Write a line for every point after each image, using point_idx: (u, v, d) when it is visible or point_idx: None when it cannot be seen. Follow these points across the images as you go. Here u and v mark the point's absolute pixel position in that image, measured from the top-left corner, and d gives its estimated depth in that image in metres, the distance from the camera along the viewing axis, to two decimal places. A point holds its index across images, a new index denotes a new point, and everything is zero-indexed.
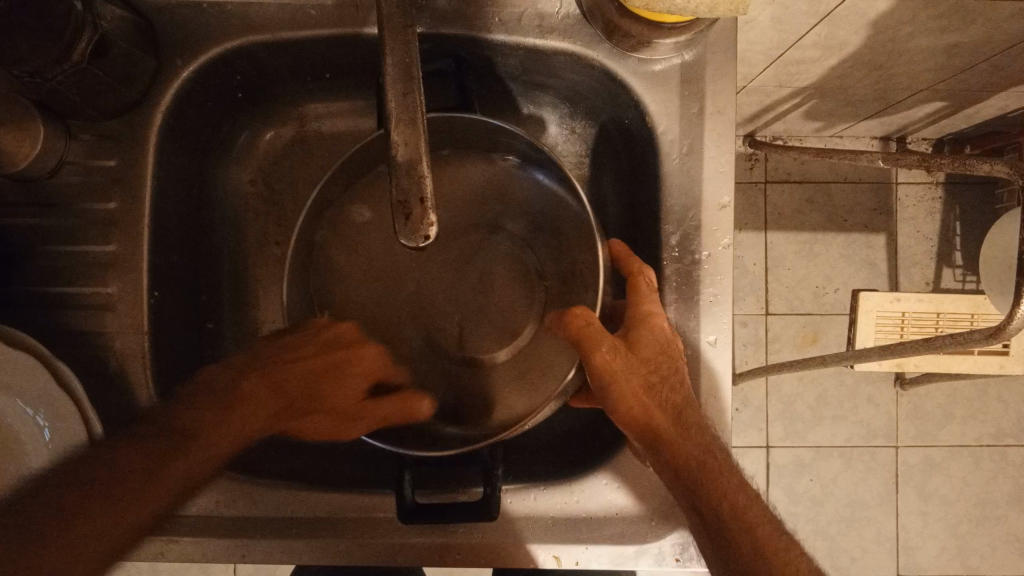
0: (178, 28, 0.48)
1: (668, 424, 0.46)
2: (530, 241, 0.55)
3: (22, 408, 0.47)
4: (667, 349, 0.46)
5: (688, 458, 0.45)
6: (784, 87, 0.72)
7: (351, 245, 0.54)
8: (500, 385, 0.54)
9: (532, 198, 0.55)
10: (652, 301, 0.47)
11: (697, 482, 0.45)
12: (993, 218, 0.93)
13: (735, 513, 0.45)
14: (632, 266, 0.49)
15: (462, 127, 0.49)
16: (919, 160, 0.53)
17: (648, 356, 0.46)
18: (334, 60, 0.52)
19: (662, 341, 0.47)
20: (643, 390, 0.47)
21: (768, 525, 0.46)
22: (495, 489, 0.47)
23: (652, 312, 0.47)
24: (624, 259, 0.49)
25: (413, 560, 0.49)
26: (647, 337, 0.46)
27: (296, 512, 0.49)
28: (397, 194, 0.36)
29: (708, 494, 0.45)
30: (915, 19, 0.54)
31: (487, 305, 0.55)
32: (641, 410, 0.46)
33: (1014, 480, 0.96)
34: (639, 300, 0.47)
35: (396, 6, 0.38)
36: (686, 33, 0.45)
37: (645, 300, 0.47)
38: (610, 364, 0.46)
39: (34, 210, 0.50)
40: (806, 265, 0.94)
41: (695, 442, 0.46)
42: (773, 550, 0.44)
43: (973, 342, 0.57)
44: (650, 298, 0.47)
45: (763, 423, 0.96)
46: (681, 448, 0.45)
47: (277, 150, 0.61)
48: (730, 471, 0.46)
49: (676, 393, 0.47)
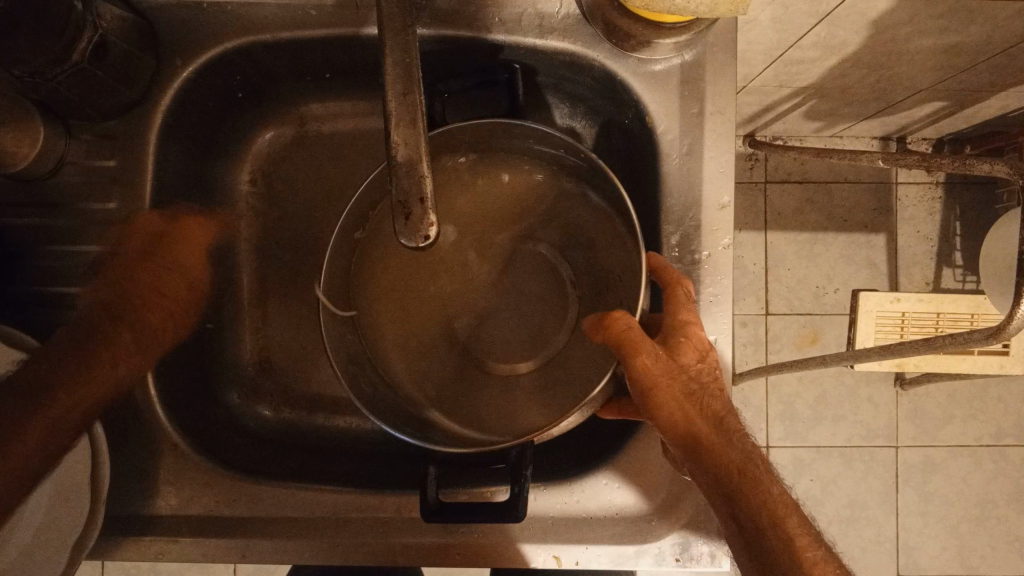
0: (177, 29, 0.48)
1: (708, 430, 0.45)
2: (565, 252, 0.54)
3: None
4: (704, 358, 0.46)
5: (728, 468, 0.44)
6: (784, 87, 0.72)
7: (378, 255, 0.54)
8: (529, 394, 0.53)
9: (558, 207, 0.54)
10: (690, 310, 0.47)
11: (739, 488, 0.43)
12: (993, 218, 0.93)
13: (774, 520, 0.43)
14: (671, 277, 0.47)
15: (499, 131, 0.49)
16: (919, 160, 0.53)
17: (687, 363, 0.46)
18: (334, 59, 0.52)
19: (699, 348, 0.46)
20: (684, 398, 0.45)
21: (810, 537, 0.43)
22: (522, 490, 0.46)
23: (689, 321, 0.46)
24: (660, 268, 0.47)
25: (413, 559, 0.49)
26: (685, 344, 0.46)
27: (298, 513, 0.49)
28: (397, 194, 0.36)
29: (748, 502, 0.43)
30: (916, 19, 0.54)
31: (517, 314, 0.54)
32: (678, 417, 0.44)
33: (1015, 480, 0.96)
34: (678, 309, 0.46)
35: (396, 5, 0.38)
36: (686, 33, 0.45)
37: (682, 310, 0.46)
38: (651, 370, 0.44)
39: (33, 210, 0.50)
40: (806, 265, 0.94)
41: (735, 451, 0.45)
42: (814, 561, 0.42)
43: (973, 342, 0.57)
44: (687, 309, 0.46)
45: (763, 423, 0.96)
46: (720, 456, 0.44)
47: (278, 149, 0.61)
48: (774, 482, 0.45)
49: (715, 401, 0.46)
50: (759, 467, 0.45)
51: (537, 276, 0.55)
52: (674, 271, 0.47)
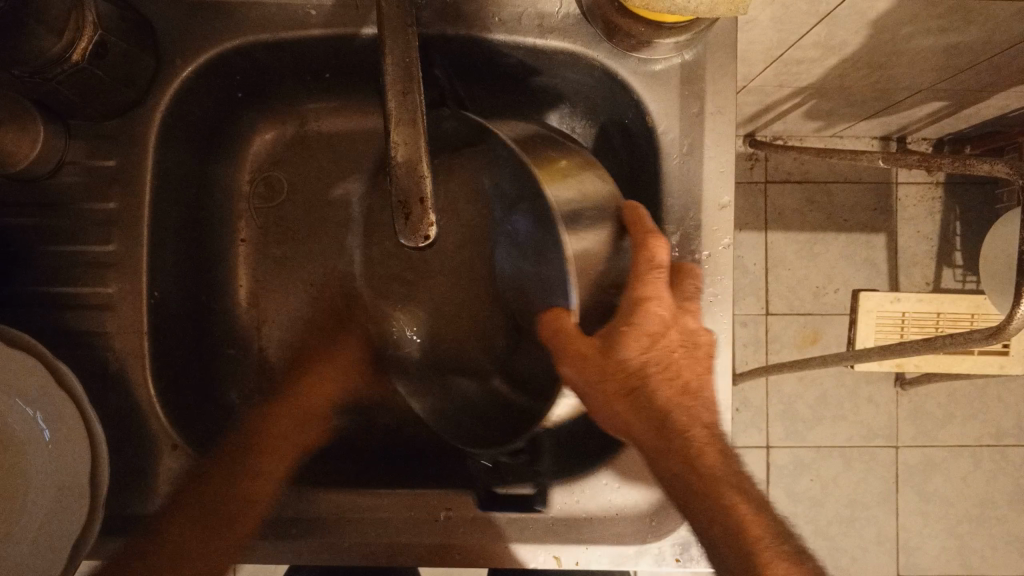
0: (176, 29, 0.48)
1: (652, 433, 0.45)
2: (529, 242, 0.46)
3: (23, 408, 0.46)
4: (658, 341, 0.45)
5: (674, 466, 0.44)
6: (784, 87, 0.72)
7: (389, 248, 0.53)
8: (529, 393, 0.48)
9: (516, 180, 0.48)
10: (655, 281, 0.44)
11: (686, 488, 0.43)
12: (993, 218, 0.93)
13: (721, 524, 0.43)
14: (640, 235, 0.44)
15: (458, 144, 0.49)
16: (919, 160, 0.53)
17: (635, 353, 0.45)
18: (333, 59, 0.52)
19: (655, 328, 0.45)
20: (623, 395, 0.45)
21: (773, 549, 0.42)
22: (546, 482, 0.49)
23: (647, 297, 0.45)
24: (633, 224, 0.45)
25: (414, 560, 0.49)
26: (637, 324, 0.44)
27: (301, 513, 0.49)
28: (397, 194, 0.36)
29: (698, 508, 0.43)
30: (915, 19, 0.54)
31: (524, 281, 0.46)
32: (618, 408, 0.45)
33: (1015, 480, 0.96)
34: (642, 278, 0.44)
35: (396, 6, 0.38)
36: (686, 32, 0.45)
37: (646, 281, 0.44)
38: (588, 364, 0.43)
39: (33, 210, 0.49)
40: (806, 264, 0.94)
41: (683, 442, 0.44)
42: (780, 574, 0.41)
43: (973, 341, 0.57)
44: (650, 280, 0.44)
45: (763, 423, 0.96)
46: (665, 455, 0.44)
47: (278, 149, 0.61)
48: (731, 485, 0.44)
49: (663, 392, 0.45)
50: (710, 464, 0.44)
51: (539, 254, 0.43)
52: (643, 233, 0.44)
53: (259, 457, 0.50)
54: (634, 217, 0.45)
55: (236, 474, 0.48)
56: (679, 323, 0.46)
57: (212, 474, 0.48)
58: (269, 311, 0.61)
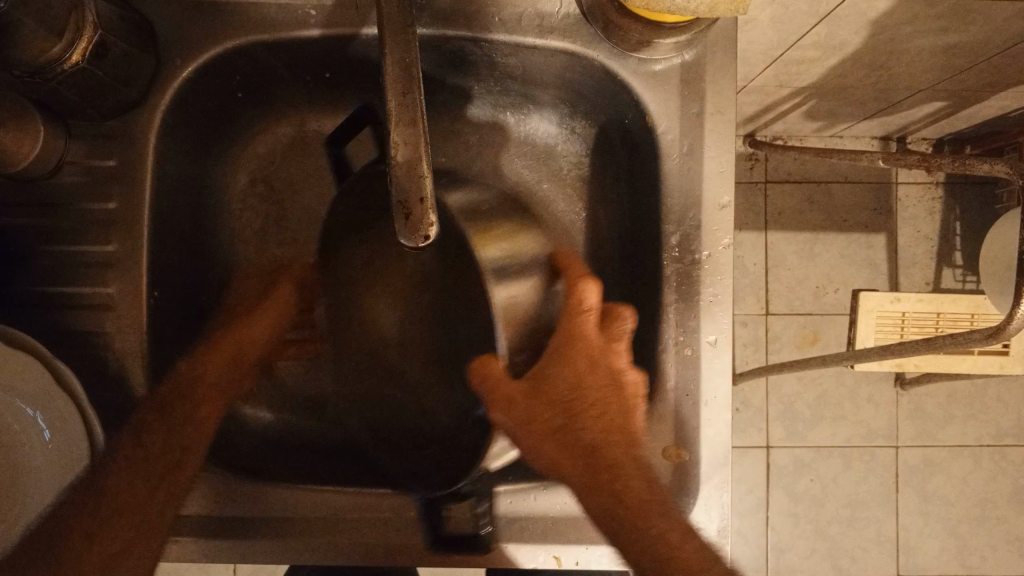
0: (176, 29, 0.48)
1: (577, 474, 0.46)
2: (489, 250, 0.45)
3: (21, 408, 0.45)
4: (579, 386, 0.46)
5: (604, 505, 0.44)
6: (784, 87, 0.72)
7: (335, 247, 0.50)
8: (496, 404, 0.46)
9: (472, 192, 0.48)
10: (578, 322, 0.46)
11: (619, 529, 0.44)
12: (993, 218, 0.93)
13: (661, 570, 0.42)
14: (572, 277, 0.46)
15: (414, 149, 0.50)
16: (919, 160, 0.53)
17: (559, 394, 0.46)
18: (334, 59, 0.52)
19: (575, 373, 0.46)
20: (551, 436, 0.46)
21: None
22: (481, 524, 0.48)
23: (569, 335, 0.46)
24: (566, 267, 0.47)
25: (414, 560, 0.49)
26: (565, 362, 0.46)
27: (301, 512, 0.49)
28: (397, 194, 0.36)
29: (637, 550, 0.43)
30: (915, 19, 0.54)
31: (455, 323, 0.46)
32: (547, 447, 0.46)
33: (1015, 480, 0.96)
34: (567, 323, 0.46)
35: (396, 6, 0.38)
36: (686, 32, 0.45)
37: (573, 324, 0.46)
38: (519, 410, 0.44)
39: (33, 210, 0.49)
40: (806, 264, 0.94)
41: (610, 475, 0.45)
42: None
43: (972, 341, 0.57)
44: (574, 322, 0.46)
45: (763, 423, 0.96)
46: (594, 492, 0.45)
47: (277, 149, 0.59)
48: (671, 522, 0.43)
49: (588, 429, 0.46)
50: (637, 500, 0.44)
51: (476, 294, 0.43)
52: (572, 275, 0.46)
53: (184, 425, 0.48)
54: (565, 261, 0.47)
55: (172, 438, 0.47)
56: (606, 360, 0.46)
57: (148, 439, 0.47)
58: (230, 301, 0.55)
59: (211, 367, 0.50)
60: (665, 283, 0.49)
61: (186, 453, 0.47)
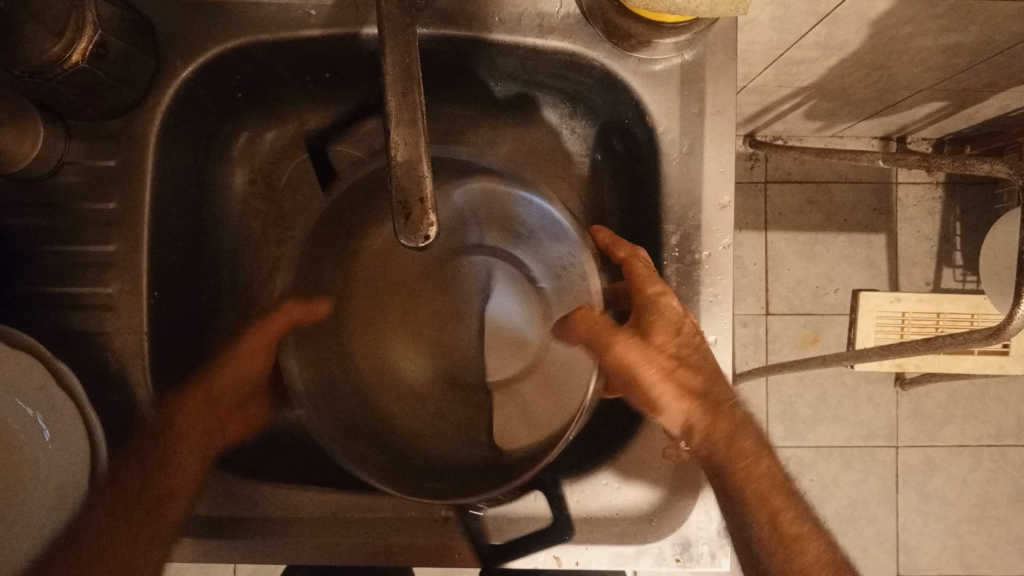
0: (176, 29, 0.48)
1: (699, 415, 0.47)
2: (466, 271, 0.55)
3: (23, 408, 0.46)
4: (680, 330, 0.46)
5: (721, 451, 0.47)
6: (784, 87, 0.72)
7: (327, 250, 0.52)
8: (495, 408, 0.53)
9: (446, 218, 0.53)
10: (655, 280, 0.46)
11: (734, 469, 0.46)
12: (993, 218, 0.93)
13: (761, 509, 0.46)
14: (623, 252, 0.48)
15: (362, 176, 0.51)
16: (919, 160, 0.53)
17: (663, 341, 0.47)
18: (334, 59, 0.52)
19: (676, 321, 0.46)
20: (657, 380, 0.47)
21: None
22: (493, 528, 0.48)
23: (660, 292, 0.46)
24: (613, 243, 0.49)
25: (412, 560, 0.49)
26: (659, 317, 0.46)
27: (301, 513, 0.49)
28: (397, 194, 0.36)
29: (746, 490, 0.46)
30: (915, 19, 0.54)
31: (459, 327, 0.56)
32: (663, 390, 0.47)
33: (1015, 480, 0.96)
34: (642, 280, 0.47)
35: (397, 6, 0.38)
36: (686, 32, 0.45)
37: (650, 281, 0.46)
38: (628, 355, 0.47)
39: (33, 210, 0.49)
40: (806, 264, 0.94)
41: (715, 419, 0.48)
42: None
43: (972, 341, 0.57)
44: (653, 279, 0.46)
45: (763, 423, 0.96)
46: (708, 436, 0.47)
47: (277, 149, 0.60)
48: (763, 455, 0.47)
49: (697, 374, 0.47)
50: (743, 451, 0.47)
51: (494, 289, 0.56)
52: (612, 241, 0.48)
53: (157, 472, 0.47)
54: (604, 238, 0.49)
55: (147, 486, 0.46)
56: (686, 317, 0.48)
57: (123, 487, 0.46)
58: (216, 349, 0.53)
59: (185, 414, 0.49)
60: (665, 283, 0.49)
61: (161, 503, 0.46)
